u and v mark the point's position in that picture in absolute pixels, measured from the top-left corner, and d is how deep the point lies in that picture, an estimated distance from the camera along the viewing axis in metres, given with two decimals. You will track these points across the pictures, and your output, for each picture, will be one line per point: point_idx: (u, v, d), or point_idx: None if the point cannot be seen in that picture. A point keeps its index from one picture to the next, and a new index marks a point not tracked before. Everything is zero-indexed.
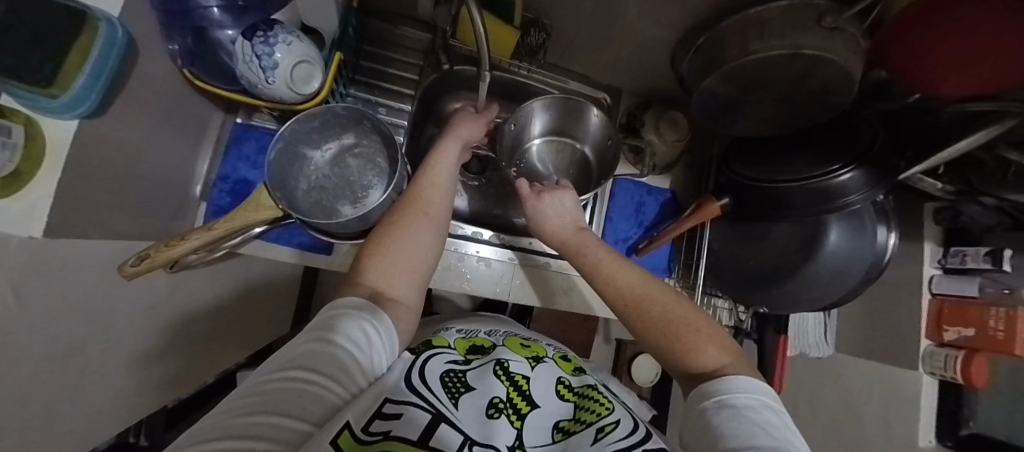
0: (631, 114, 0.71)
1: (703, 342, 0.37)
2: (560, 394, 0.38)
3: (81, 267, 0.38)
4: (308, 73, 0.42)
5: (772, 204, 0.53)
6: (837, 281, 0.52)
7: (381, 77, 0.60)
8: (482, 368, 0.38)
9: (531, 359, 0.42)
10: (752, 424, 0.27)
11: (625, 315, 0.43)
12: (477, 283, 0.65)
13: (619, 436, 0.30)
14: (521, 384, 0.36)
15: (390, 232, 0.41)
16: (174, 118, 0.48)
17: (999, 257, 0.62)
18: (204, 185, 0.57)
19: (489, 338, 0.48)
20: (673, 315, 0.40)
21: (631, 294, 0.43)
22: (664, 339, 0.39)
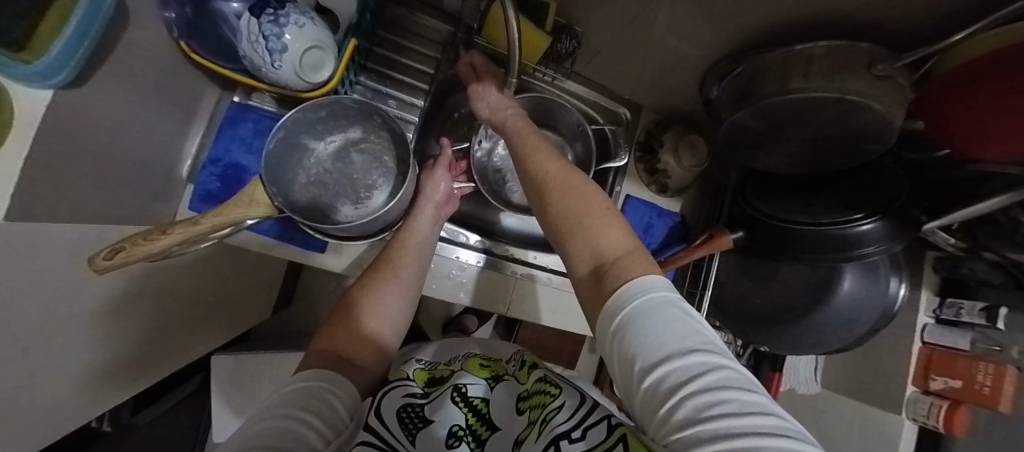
0: (650, 133, 0.68)
1: (608, 222, 0.33)
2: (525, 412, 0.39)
3: (45, 252, 0.34)
4: (319, 59, 0.38)
5: (786, 246, 0.52)
6: (841, 330, 0.51)
7: (395, 68, 0.56)
8: (438, 398, 0.38)
9: (490, 380, 0.42)
10: (669, 322, 0.23)
11: (536, 195, 0.39)
12: (473, 294, 0.62)
13: (562, 420, 0.29)
14: (479, 407, 0.37)
15: (357, 311, 0.41)
16: (163, 91, 0.44)
17: (995, 314, 0.64)
18: (192, 165, 0.52)
19: (450, 366, 0.47)
20: (578, 200, 0.35)
21: (547, 175, 0.38)
22: (567, 216, 0.34)
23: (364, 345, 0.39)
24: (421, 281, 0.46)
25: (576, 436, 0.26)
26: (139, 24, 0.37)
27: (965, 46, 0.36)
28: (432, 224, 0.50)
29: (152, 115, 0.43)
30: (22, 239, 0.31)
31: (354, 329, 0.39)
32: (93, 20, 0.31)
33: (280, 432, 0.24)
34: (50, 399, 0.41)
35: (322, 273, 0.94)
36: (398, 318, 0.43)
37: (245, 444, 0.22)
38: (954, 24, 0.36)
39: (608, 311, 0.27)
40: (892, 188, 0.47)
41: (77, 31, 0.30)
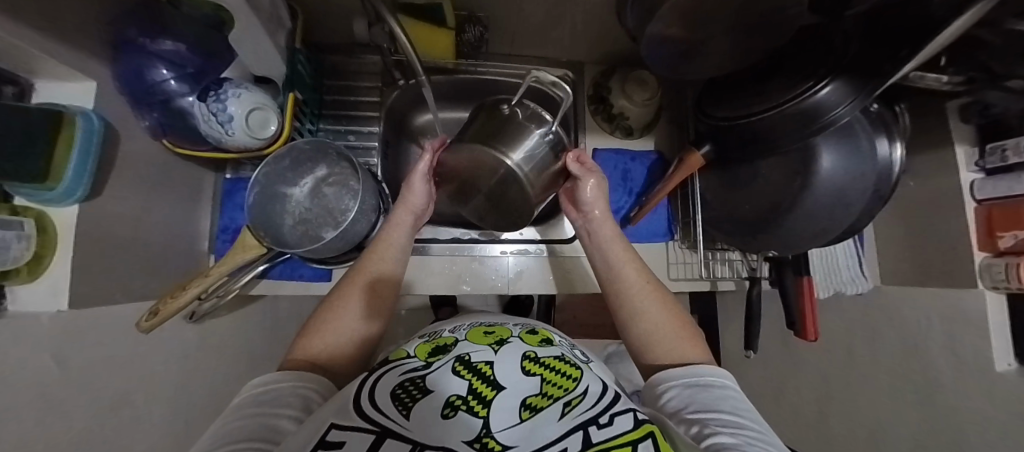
0: (597, 83, 0.68)
1: (690, 338, 0.46)
2: (527, 369, 0.41)
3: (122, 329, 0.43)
4: (263, 119, 0.45)
5: (754, 139, 0.50)
6: (840, 207, 0.46)
7: (345, 106, 0.62)
8: (443, 368, 0.41)
9: (495, 345, 0.46)
10: (737, 410, 0.35)
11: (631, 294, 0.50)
12: (472, 282, 0.67)
13: (584, 408, 0.34)
14: (484, 372, 0.39)
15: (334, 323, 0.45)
16: (168, 187, 0.53)
17: None
18: (210, 240, 0.62)
19: (452, 335, 0.50)
20: (667, 311, 0.48)
21: (641, 276, 0.50)
22: (662, 322, 0.46)
23: (335, 353, 0.43)
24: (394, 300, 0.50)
25: (604, 421, 0.32)
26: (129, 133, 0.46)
27: None
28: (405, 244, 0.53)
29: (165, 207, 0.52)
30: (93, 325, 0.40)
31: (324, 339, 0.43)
32: (92, 139, 0.40)
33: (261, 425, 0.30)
34: None
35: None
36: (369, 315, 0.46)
37: (231, 441, 0.28)
38: None
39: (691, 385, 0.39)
40: (840, 45, 0.45)
41: (82, 152, 0.39)
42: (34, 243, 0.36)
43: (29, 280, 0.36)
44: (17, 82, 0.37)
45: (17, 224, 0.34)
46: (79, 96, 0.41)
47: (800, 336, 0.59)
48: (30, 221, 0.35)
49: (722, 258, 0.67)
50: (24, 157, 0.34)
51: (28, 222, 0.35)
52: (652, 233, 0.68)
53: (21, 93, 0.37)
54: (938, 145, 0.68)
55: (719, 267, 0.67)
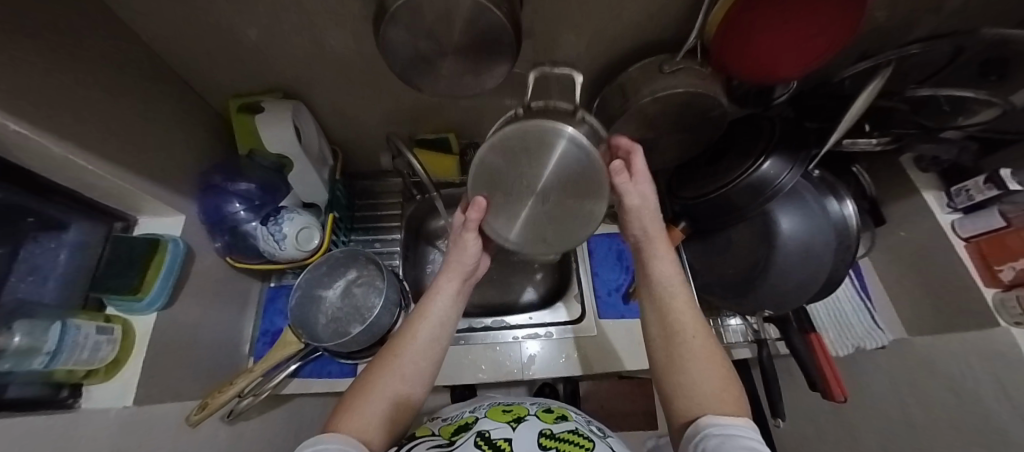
0: None
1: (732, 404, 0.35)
2: (543, 444, 0.42)
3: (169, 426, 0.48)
4: (309, 234, 0.57)
5: (724, 212, 0.55)
6: (811, 261, 0.51)
7: (373, 219, 0.74)
8: (464, 445, 0.43)
9: (512, 421, 0.47)
10: None
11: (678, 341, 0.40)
12: (479, 371, 0.63)
13: None
14: (501, 446, 0.41)
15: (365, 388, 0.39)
16: (223, 296, 0.62)
17: (1001, 179, 0.57)
18: (251, 343, 0.69)
19: (473, 414, 0.52)
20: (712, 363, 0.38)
21: (682, 307, 0.42)
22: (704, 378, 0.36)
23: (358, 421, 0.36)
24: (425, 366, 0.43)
25: None
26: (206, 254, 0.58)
27: (708, 27, 0.48)
28: (450, 302, 0.47)
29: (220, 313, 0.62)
30: (141, 422, 0.44)
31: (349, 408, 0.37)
32: (177, 257, 0.51)
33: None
34: None
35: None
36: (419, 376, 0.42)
37: None
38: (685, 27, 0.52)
39: None
40: (768, 128, 0.55)
41: (167, 270, 0.49)
42: (117, 346, 0.44)
43: (104, 379, 0.44)
44: (125, 220, 0.53)
45: (109, 330, 0.44)
46: (162, 225, 0.54)
47: (829, 398, 0.55)
48: (118, 328, 0.45)
49: (724, 325, 0.68)
50: (115, 279, 0.45)
51: (115, 329, 0.45)
52: None
53: (127, 228, 0.52)
54: (907, 194, 0.72)
55: (728, 335, 0.66)
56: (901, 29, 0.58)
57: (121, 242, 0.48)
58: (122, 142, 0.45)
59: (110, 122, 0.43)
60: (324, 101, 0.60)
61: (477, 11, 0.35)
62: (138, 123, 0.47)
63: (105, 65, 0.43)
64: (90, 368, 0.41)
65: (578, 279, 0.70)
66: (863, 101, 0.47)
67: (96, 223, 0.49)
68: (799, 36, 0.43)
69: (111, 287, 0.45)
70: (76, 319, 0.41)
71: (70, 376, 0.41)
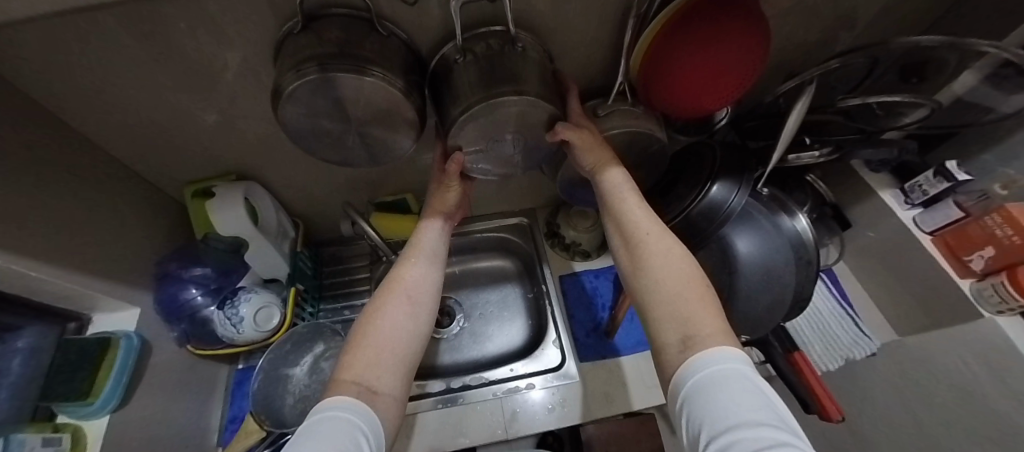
0: (548, 222, 0.76)
1: (704, 309, 0.35)
2: None
3: None
4: (269, 313, 0.56)
5: (692, 241, 0.53)
6: (777, 279, 0.51)
7: (341, 286, 0.73)
8: None
9: None
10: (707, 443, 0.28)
11: (645, 251, 0.41)
12: (461, 437, 0.59)
13: None
14: None
15: (358, 336, 0.39)
16: (188, 385, 0.60)
17: (948, 171, 0.59)
18: (218, 433, 0.65)
19: None
20: (679, 270, 0.38)
21: (646, 229, 0.42)
22: (668, 287, 0.37)
23: (353, 367, 0.36)
24: (428, 301, 0.43)
25: None
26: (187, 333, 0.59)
27: (630, 70, 0.50)
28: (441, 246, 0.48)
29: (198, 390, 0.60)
30: None
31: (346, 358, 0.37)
32: (129, 356, 0.49)
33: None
34: None
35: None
36: (411, 335, 0.40)
37: None
38: (610, 71, 0.55)
39: None
40: (709, 154, 0.56)
41: (119, 370, 0.47)
42: None
43: None
44: (80, 319, 0.49)
45: (57, 439, 0.42)
46: (128, 321, 0.52)
47: (827, 419, 0.52)
48: (67, 435, 0.44)
49: None
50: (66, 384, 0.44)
51: (62, 438, 0.43)
52: (635, 342, 0.65)
53: (80, 328, 0.49)
54: (863, 196, 0.72)
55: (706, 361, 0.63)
56: (818, 49, 0.62)
57: (71, 341, 0.46)
58: (71, 245, 0.44)
59: (59, 225, 0.43)
60: (274, 176, 0.61)
61: (377, 89, 0.37)
62: (85, 224, 0.47)
63: (54, 173, 0.43)
64: None
65: (555, 325, 0.68)
66: (794, 116, 0.48)
67: (48, 326, 0.45)
68: (710, 73, 0.46)
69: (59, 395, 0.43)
70: (22, 433, 0.40)
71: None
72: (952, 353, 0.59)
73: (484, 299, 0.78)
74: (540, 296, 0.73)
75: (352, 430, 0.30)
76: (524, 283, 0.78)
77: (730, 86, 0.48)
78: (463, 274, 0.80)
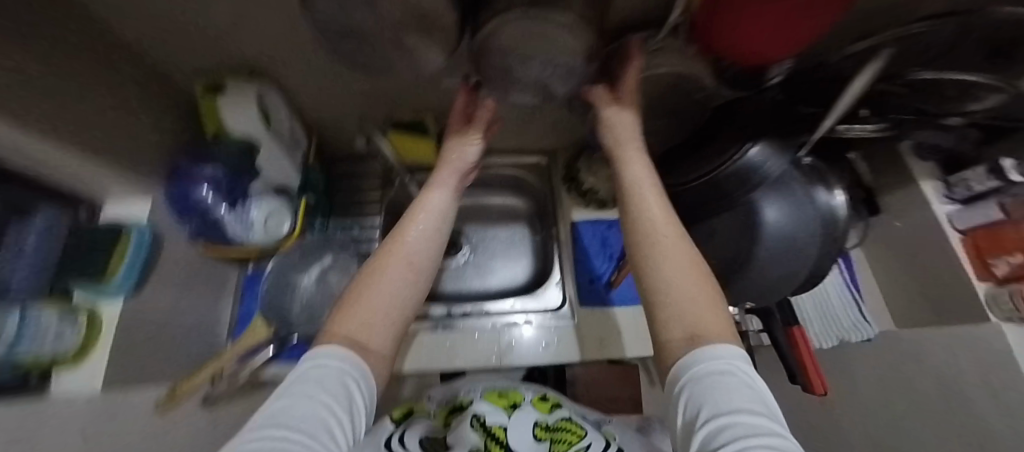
0: (568, 165, 0.73)
1: (712, 318, 0.32)
2: (538, 436, 0.50)
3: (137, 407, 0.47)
4: (279, 217, 0.57)
5: (710, 201, 0.53)
6: (801, 253, 0.49)
7: (352, 204, 0.72)
8: (463, 428, 0.50)
9: (508, 409, 0.55)
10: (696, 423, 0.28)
11: (654, 248, 0.36)
12: (456, 360, 0.62)
13: None
14: (498, 435, 0.48)
15: (349, 298, 0.37)
16: (199, 281, 0.63)
17: (1003, 169, 0.54)
18: (229, 328, 0.69)
19: (471, 395, 0.59)
20: (689, 276, 0.34)
21: (661, 223, 0.37)
22: (678, 291, 0.33)
23: (346, 323, 0.35)
24: (423, 263, 0.40)
25: None
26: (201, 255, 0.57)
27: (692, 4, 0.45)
28: (443, 204, 0.45)
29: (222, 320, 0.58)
30: (115, 406, 0.43)
31: (338, 317, 0.35)
32: (141, 248, 0.50)
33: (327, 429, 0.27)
34: None
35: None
36: (406, 300, 0.38)
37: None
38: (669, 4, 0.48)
39: None
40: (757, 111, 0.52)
41: (131, 261, 0.49)
42: (82, 330, 0.44)
43: (73, 366, 0.44)
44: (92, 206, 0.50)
45: (72, 316, 0.43)
46: (139, 212, 0.53)
47: (808, 391, 0.55)
48: (83, 314, 0.45)
49: None
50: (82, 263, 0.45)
51: (80, 316, 0.44)
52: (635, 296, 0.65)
53: (94, 212, 0.51)
54: (902, 184, 0.69)
55: None
56: (905, 9, 0.54)
57: (84, 227, 0.47)
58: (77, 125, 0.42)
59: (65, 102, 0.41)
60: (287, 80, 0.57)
61: None
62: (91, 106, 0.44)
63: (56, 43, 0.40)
64: (55, 355, 0.41)
65: (561, 267, 0.69)
66: (860, 81, 0.45)
67: (60, 208, 0.45)
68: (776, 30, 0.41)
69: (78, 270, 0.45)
70: (38, 306, 0.40)
71: (37, 366, 0.39)
72: (945, 351, 0.59)
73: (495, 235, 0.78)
74: (550, 240, 0.73)
75: (337, 384, 0.30)
76: (534, 226, 0.78)
77: (795, 45, 0.43)
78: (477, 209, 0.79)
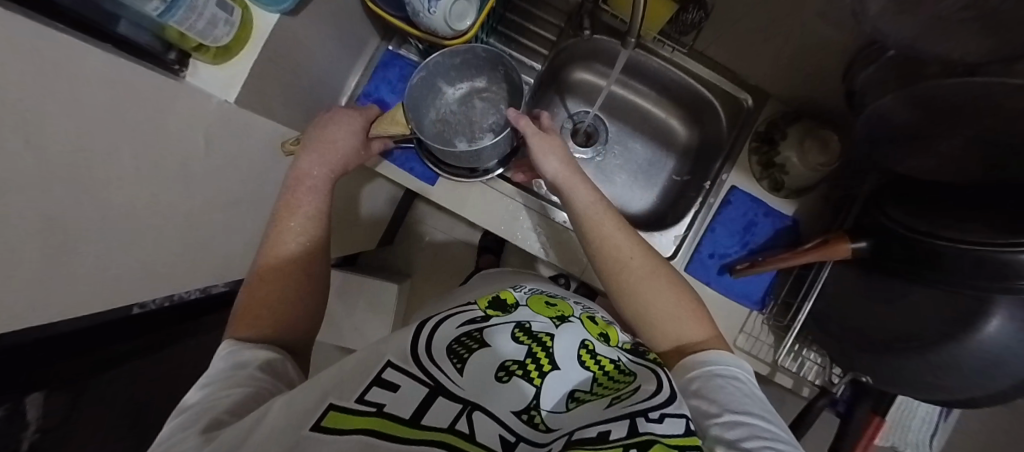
0: (773, 123, 0.60)
1: (696, 322, 0.43)
2: (582, 360, 0.36)
3: (248, 136, 0.47)
4: (463, 11, 0.46)
5: (924, 264, 0.41)
6: (978, 376, 0.44)
7: (521, 32, 0.62)
8: (500, 327, 0.38)
9: (555, 319, 0.42)
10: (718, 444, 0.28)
11: (629, 285, 0.46)
12: (548, 251, 0.66)
13: (642, 397, 0.28)
14: (545, 342, 0.36)
15: (269, 254, 0.42)
16: (344, 35, 0.57)
17: None
18: (348, 98, 0.65)
19: (514, 293, 0.48)
20: (667, 302, 0.44)
21: (630, 253, 0.47)
22: (666, 311, 0.44)
23: (262, 318, 0.38)
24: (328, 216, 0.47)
25: (654, 416, 0.25)
26: (310, 160, 0.48)
27: None
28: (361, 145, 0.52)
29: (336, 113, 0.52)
30: (223, 123, 0.42)
31: (257, 304, 0.39)
32: None
33: (247, 401, 0.28)
34: (227, 252, 0.54)
35: (428, 212, 1.04)
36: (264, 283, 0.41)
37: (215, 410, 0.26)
38: None
39: (683, 365, 0.39)
40: None
41: None
42: (233, 32, 0.39)
43: (213, 64, 0.40)
44: None
45: (230, 9, 0.37)
46: None
47: None
48: (239, 11, 0.39)
49: (801, 355, 0.60)
50: None
51: (236, 10, 0.38)
52: (743, 294, 0.62)
53: None
54: None
55: (791, 361, 0.60)
56: None
57: None
58: None
59: None
60: None
61: None
62: None
63: None
64: (204, 43, 0.37)
65: (689, 223, 0.63)
66: None
67: None
68: None
69: None
70: None
71: (181, 42, 0.36)
72: None
73: (635, 149, 0.72)
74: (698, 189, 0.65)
75: (236, 371, 0.31)
76: (682, 167, 0.70)
77: None
78: (636, 115, 0.70)
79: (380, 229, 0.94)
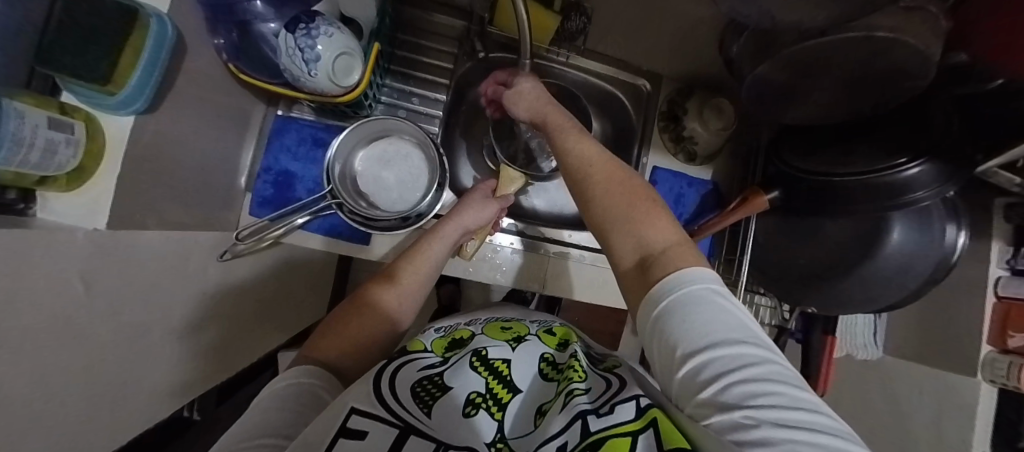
0: (673, 101, 0.64)
1: (657, 217, 0.33)
2: (545, 373, 0.36)
3: (147, 256, 0.41)
4: (347, 65, 0.43)
5: (831, 201, 0.47)
6: (898, 281, 0.50)
7: (416, 66, 0.60)
8: (458, 364, 0.37)
9: (512, 341, 0.41)
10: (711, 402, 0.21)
11: (582, 187, 0.38)
12: (509, 275, 0.67)
13: (584, 399, 0.27)
14: (500, 369, 0.36)
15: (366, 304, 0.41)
16: (219, 114, 0.52)
17: None
18: (247, 176, 0.61)
19: (469, 328, 0.47)
20: (614, 201, 0.35)
21: (588, 160, 0.38)
22: (620, 211, 0.34)
23: (329, 350, 0.36)
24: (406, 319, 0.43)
25: (603, 410, 0.24)
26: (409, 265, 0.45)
27: None
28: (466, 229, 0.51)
29: (475, 198, 0.54)
30: (115, 250, 0.37)
31: (329, 340, 0.37)
32: (160, 52, 0.37)
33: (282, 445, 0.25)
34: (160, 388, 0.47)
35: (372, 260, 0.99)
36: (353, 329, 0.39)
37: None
38: None
39: (648, 297, 0.29)
40: (940, 123, 0.43)
41: (147, 67, 0.35)
42: (80, 152, 0.34)
43: (67, 190, 0.35)
44: None
45: (69, 128, 0.32)
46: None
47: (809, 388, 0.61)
48: (80, 125, 0.33)
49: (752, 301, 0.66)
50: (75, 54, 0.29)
51: (78, 126, 0.33)
52: None
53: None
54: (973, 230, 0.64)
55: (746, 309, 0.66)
56: None
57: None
58: None
59: None
60: None
61: None
62: None
63: None
64: (46, 173, 0.32)
65: None
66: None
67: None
68: None
69: (75, 69, 0.30)
70: (21, 101, 0.29)
71: (18, 182, 0.31)
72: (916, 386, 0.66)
73: None
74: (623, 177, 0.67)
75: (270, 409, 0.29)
76: None
77: None
78: None
79: (325, 295, 0.88)
